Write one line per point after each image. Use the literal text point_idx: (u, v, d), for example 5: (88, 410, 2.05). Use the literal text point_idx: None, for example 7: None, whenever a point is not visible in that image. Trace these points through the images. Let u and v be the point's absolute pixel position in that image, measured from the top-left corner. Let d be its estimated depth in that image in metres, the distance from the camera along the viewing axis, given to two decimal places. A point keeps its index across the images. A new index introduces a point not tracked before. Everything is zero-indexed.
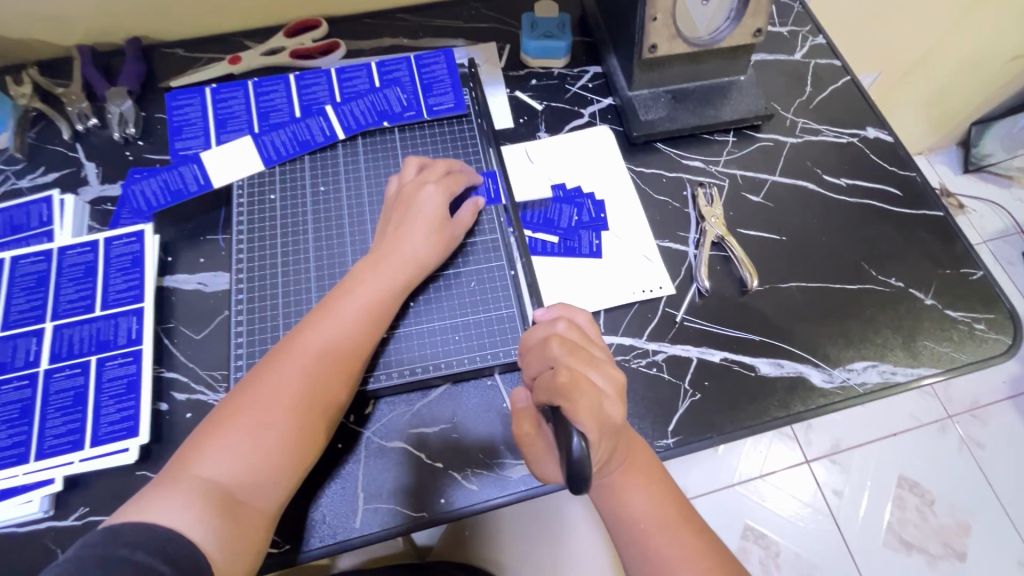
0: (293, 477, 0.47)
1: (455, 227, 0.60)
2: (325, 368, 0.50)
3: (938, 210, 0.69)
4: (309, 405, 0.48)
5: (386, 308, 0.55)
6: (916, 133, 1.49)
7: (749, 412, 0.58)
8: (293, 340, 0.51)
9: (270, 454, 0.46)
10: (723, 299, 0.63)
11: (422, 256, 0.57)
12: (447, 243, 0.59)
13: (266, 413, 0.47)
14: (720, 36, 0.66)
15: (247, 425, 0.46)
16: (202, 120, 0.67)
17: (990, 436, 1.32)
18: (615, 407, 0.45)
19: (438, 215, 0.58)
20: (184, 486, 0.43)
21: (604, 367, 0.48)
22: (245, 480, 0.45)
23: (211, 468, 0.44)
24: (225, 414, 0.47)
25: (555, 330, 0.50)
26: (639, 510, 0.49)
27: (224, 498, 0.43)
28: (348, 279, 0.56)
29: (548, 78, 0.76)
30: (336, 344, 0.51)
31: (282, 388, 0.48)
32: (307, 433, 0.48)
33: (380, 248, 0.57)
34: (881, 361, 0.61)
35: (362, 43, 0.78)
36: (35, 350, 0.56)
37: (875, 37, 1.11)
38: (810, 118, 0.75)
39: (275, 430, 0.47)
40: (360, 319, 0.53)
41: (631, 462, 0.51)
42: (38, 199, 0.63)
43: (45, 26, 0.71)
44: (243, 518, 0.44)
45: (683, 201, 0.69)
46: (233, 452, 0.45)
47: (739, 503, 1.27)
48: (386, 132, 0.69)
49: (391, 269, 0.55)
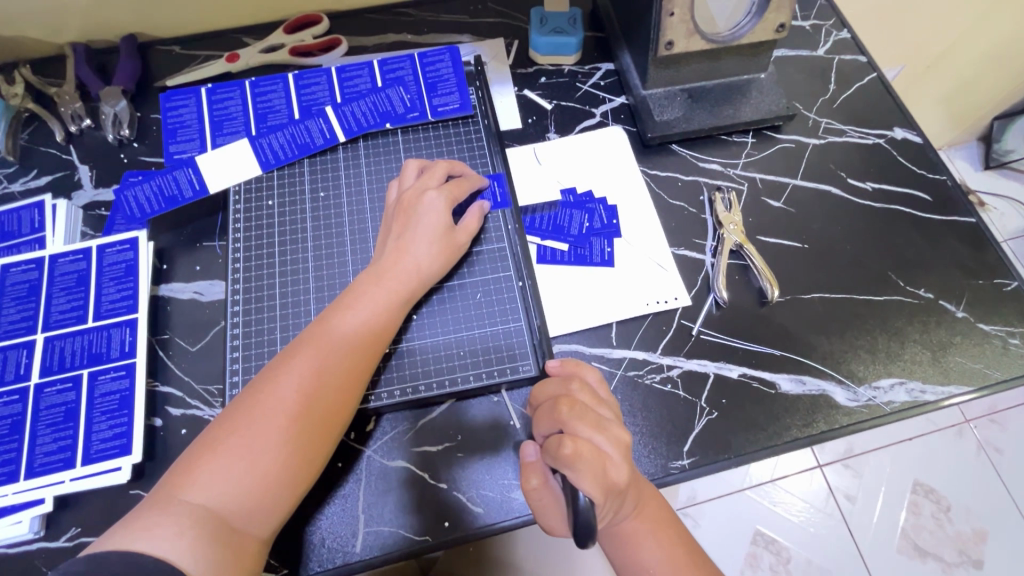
0: (291, 502, 0.45)
1: (460, 236, 0.57)
2: (325, 387, 0.47)
3: (971, 216, 0.65)
4: (309, 425, 0.46)
5: (389, 321, 0.52)
6: (937, 127, 1.44)
7: (769, 432, 0.55)
8: (291, 355, 0.48)
9: (267, 479, 0.44)
10: (741, 311, 0.60)
11: (425, 266, 0.54)
12: (451, 252, 0.56)
13: (262, 434, 0.45)
14: (742, 32, 0.62)
15: (243, 448, 0.44)
16: (198, 121, 0.65)
17: (1009, 441, 1.29)
18: (620, 470, 0.44)
19: (444, 223, 0.56)
20: (176, 512, 0.41)
21: (613, 432, 0.46)
22: (240, 506, 0.43)
23: (204, 493, 0.42)
24: (218, 434, 0.45)
25: (568, 390, 0.49)
26: (652, 558, 0.47)
27: (218, 525, 0.41)
28: (348, 292, 0.53)
29: (558, 76, 0.73)
30: (339, 360, 0.49)
31: (280, 407, 0.46)
32: (307, 453, 0.46)
33: (382, 258, 0.55)
34: (909, 378, 0.58)
35: (365, 40, 0.75)
36: (26, 363, 0.54)
37: (901, 30, 1.06)
38: (834, 118, 0.71)
39: (273, 453, 0.44)
40: (362, 334, 0.50)
41: (642, 508, 0.48)
42: (29, 204, 0.61)
43: (37, 24, 0.68)
44: (239, 546, 0.42)
45: (699, 206, 0.66)
46: (228, 476, 0.43)
47: (750, 508, 1.24)
48: (389, 134, 0.66)
49: (393, 281, 0.53)
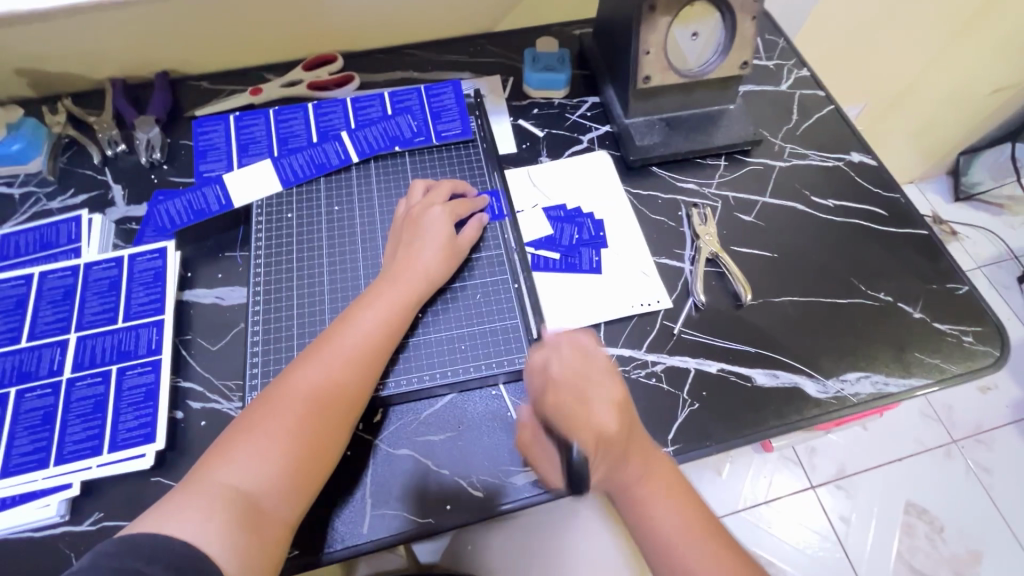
0: (313, 487, 0.49)
1: (462, 245, 0.63)
2: (344, 379, 0.52)
3: (923, 229, 0.72)
4: (329, 415, 0.50)
5: (399, 321, 0.57)
6: (907, 161, 1.56)
7: (748, 421, 0.60)
8: (312, 352, 0.53)
9: (291, 466, 0.48)
10: (719, 312, 0.66)
11: (433, 272, 0.60)
12: (455, 260, 0.62)
13: (287, 423, 0.49)
14: (709, 68, 0.71)
15: (270, 436, 0.48)
16: (225, 144, 0.72)
17: (996, 461, 1.33)
18: (605, 418, 0.49)
19: (447, 235, 0.62)
20: (208, 495, 0.45)
21: (600, 387, 0.51)
22: (266, 490, 0.46)
23: (234, 477, 0.46)
24: (245, 425, 0.49)
25: (560, 352, 0.53)
26: (662, 520, 0.50)
27: (247, 508, 0.45)
28: (364, 295, 0.58)
29: (549, 108, 0.81)
30: (354, 356, 0.53)
31: (302, 400, 0.50)
32: (326, 442, 0.50)
33: (394, 264, 0.60)
34: (873, 371, 0.63)
35: (375, 76, 0.84)
36: (59, 359, 0.58)
37: (862, 72, 1.18)
38: (798, 144, 0.79)
39: (297, 440, 0.49)
40: (377, 332, 0.55)
41: (651, 473, 0.51)
42: (67, 219, 0.67)
43: (82, 61, 0.77)
44: (265, 528, 0.45)
45: (678, 220, 0.72)
46: (254, 463, 0.47)
47: (748, 531, 1.25)
48: (397, 156, 0.73)
49: (402, 285, 0.58)
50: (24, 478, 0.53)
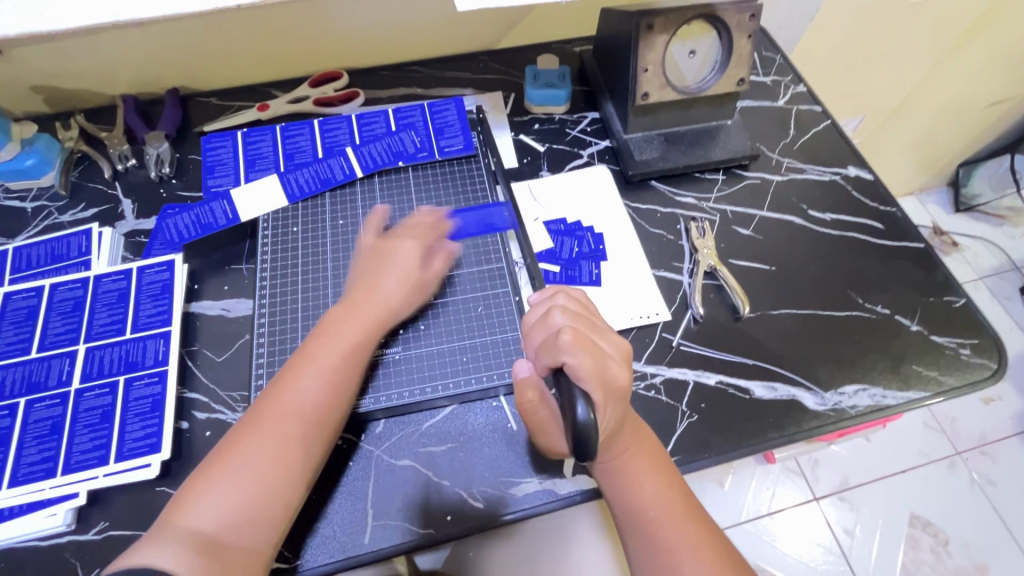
0: (281, 523, 0.48)
1: (427, 272, 0.62)
2: (303, 412, 0.51)
3: (920, 242, 0.73)
4: (293, 449, 0.49)
5: (360, 349, 0.55)
6: (906, 173, 1.57)
7: (746, 433, 0.60)
8: (272, 388, 0.52)
9: (256, 503, 0.47)
10: (717, 325, 0.67)
11: (394, 301, 0.59)
12: (419, 288, 0.61)
13: (246, 461, 0.47)
14: (706, 85, 0.73)
15: (231, 475, 0.47)
16: (233, 160, 0.73)
17: (1001, 474, 1.32)
18: (620, 371, 0.50)
19: (409, 263, 0.61)
20: (174, 537, 0.44)
21: (612, 337, 0.53)
22: (232, 530, 0.45)
23: (199, 519, 0.45)
24: (206, 466, 0.47)
25: (558, 302, 0.55)
26: (640, 492, 0.52)
27: (212, 548, 0.44)
28: (323, 324, 0.57)
29: (550, 123, 0.83)
30: (313, 388, 0.52)
31: (265, 436, 0.49)
32: (291, 476, 0.49)
33: (355, 293, 0.59)
34: (871, 384, 0.63)
35: (380, 92, 0.85)
36: (68, 370, 0.59)
37: (859, 86, 1.19)
38: (795, 158, 0.80)
39: (259, 477, 0.47)
40: (335, 362, 0.53)
41: (635, 447, 0.53)
42: (78, 232, 0.69)
43: (95, 78, 0.79)
44: (233, 567, 0.44)
45: (676, 233, 0.74)
46: (220, 502, 0.46)
47: (752, 544, 1.24)
48: (401, 171, 0.74)
49: (361, 311, 0.57)
50: (32, 487, 0.53)
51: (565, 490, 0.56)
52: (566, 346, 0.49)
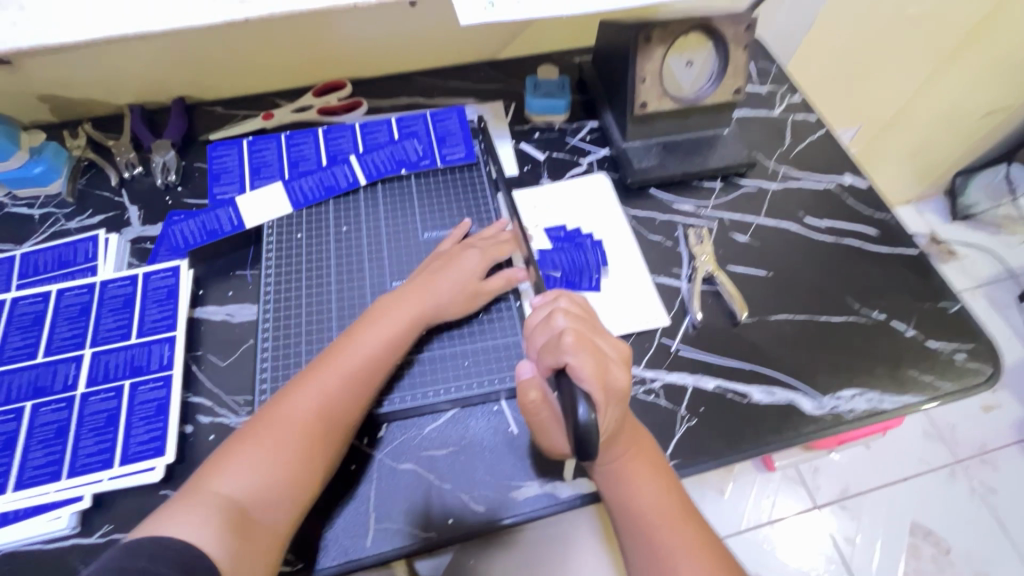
0: (304, 499, 0.50)
1: (486, 287, 0.64)
2: (344, 394, 0.54)
3: (915, 249, 0.74)
4: (329, 431, 0.52)
5: (400, 342, 0.59)
6: (903, 182, 1.59)
7: (744, 437, 0.61)
8: (317, 368, 0.55)
9: (283, 475, 0.50)
10: (715, 330, 0.67)
11: (444, 305, 0.62)
12: (473, 301, 0.63)
13: (283, 435, 0.51)
14: (704, 94, 0.74)
15: (265, 446, 0.50)
16: (238, 167, 0.74)
17: (1001, 481, 1.33)
18: (620, 373, 0.51)
19: (471, 273, 0.63)
20: (204, 501, 0.47)
21: (612, 339, 0.54)
22: (258, 499, 0.48)
23: (230, 485, 0.48)
24: (248, 434, 0.51)
25: (559, 305, 0.56)
26: (641, 497, 0.52)
27: (238, 515, 0.47)
28: (371, 312, 0.60)
29: (550, 132, 0.84)
30: (354, 374, 0.55)
31: (304, 414, 0.52)
32: (323, 455, 0.52)
33: (408, 287, 0.62)
34: (868, 389, 0.64)
35: (382, 101, 0.87)
36: (74, 374, 0.60)
37: (854, 97, 1.21)
38: (791, 166, 0.82)
39: (290, 450, 0.50)
40: (376, 352, 0.57)
41: (635, 451, 0.53)
42: (85, 238, 0.70)
43: (103, 88, 0.80)
44: (255, 536, 0.47)
45: (675, 240, 0.75)
46: (251, 472, 0.49)
47: (754, 553, 1.24)
48: (403, 179, 0.75)
49: (415, 307, 0.60)
50: (37, 490, 0.54)
51: (566, 493, 0.57)
52: (568, 346, 0.49)
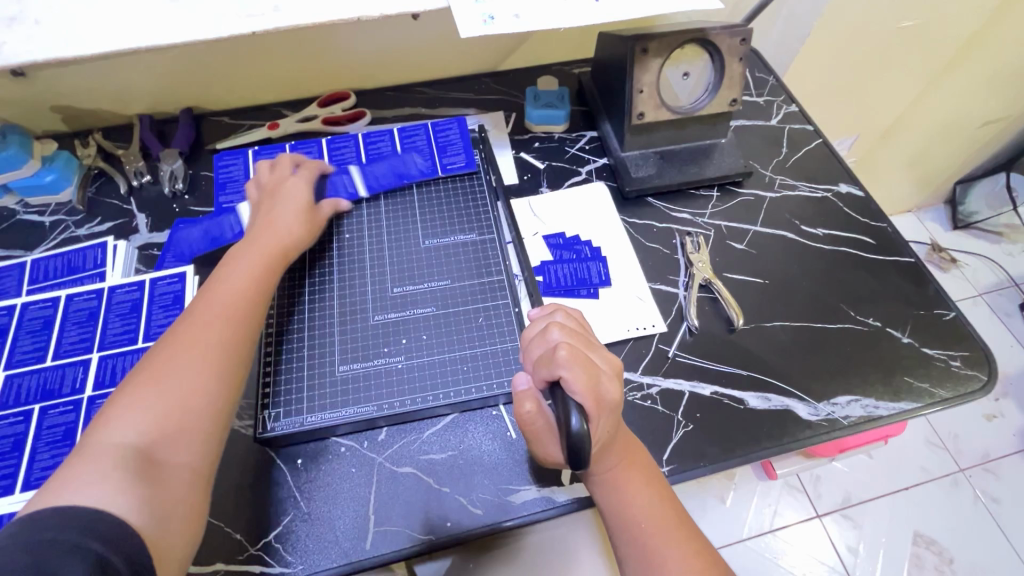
0: (210, 430, 0.49)
1: (322, 212, 0.70)
2: (219, 321, 0.54)
3: (910, 257, 0.75)
4: (216, 358, 0.51)
5: (267, 271, 0.61)
6: (902, 190, 1.60)
7: (740, 442, 0.61)
8: (188, 314, 0.54)
9: (179, 409, 0.48)
10: (712, 336, 0.68)
11: (296, 232, 0.65)
12: (318, 226, 0.69)
13: (169, 371, 0.49)
14: (700, 105, 0.76)
15: (152, 391, 0.48)
16: (244, 177, 0.76)
17: (1004, 490, 1.32)
18: (612, 388, 0.52)
19: (306, 200, 0.68)
20: (97, 459, 0.43)
21: (605, 352, 0.55)
22: (158, 441, 0.46)
23: (120, 435, 0.45)
24: (133, 386, 0.48)
25: (554, 318, 0.58)
26: (635, 505, 0.53)
27: (141, 459, 0.44)
28: (229, 258, 0.61)
29: (549, 141, 0.86)
30: (226, 303, 0.55)
31: (198, 355, 0.51)
32: (221, 382, 0.51)
33: (254, 231, 0.64)
34: (864, 395, 0.64)
35: (385, 112, 0.89)
36: (82, 378, 0.61)
37: (852, 108, 1.23)
38: (787, 176, 0.83)
39: (182, 384, 0.49)
40: (244, 281, 0.58)
41: (629, 460, 0.54)
42: (94, 245, 0.72)
43: (113, 99, 0.82)
44: (165, 477, 0.45)
45: (672, 248, 0.76)
46: (141, 415, 0.46)
47: (755, 561, 1.24)
48: (406, 187, 0.77)
49: (271, 244, 0.63)
50: None
51: (563, 497, 0.57)
52: (561, 360, 0.50)
